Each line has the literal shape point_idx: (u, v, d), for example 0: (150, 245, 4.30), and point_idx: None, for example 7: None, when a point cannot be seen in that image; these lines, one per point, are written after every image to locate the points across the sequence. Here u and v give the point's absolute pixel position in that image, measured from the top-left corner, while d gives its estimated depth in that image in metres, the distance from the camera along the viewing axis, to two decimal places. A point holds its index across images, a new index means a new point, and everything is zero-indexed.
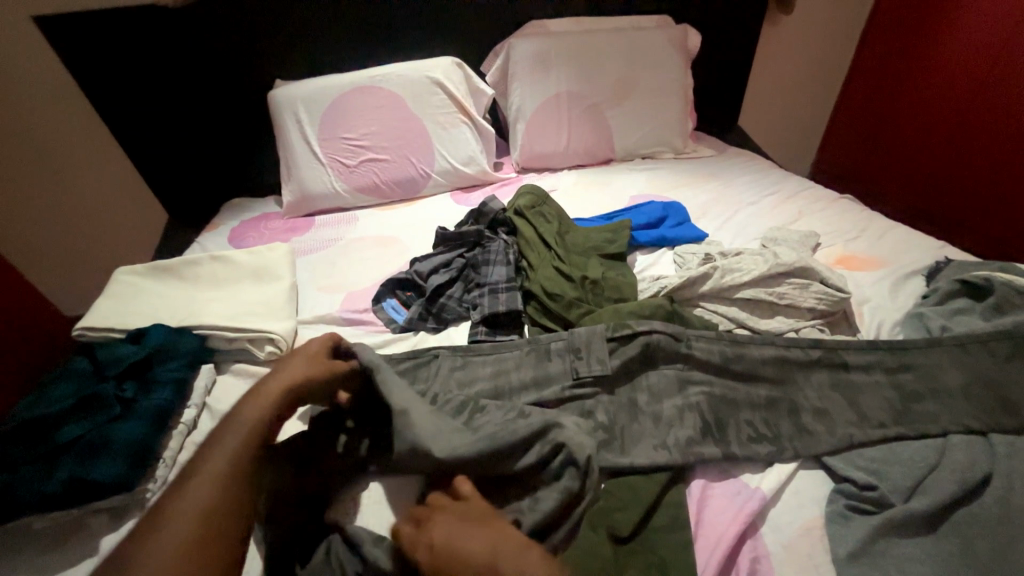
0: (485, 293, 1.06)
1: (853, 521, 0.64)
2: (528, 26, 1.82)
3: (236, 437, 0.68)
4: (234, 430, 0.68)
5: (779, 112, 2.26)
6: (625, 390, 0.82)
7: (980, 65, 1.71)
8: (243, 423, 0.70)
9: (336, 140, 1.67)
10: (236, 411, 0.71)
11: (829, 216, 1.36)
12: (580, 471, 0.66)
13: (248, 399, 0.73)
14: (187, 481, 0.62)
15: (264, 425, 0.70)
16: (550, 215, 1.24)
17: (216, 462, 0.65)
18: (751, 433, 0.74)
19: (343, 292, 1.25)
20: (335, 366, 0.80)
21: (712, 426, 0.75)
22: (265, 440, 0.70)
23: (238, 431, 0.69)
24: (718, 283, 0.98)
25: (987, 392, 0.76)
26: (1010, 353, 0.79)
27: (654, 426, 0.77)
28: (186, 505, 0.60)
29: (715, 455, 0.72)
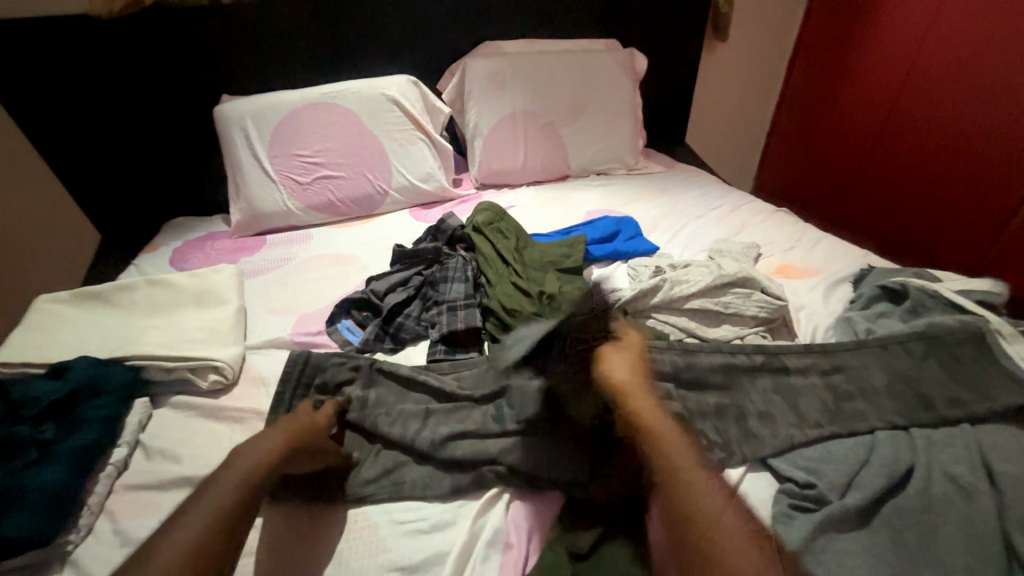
0: (443, 311, 1.05)
1: (796, 519, 0.67)
2: (482, 46, 1.86)
3: (232, 476, 0.67)
4: (234, 469, 0.68)
5: (723, 132, 2.41)
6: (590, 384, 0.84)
7: (891, 91, 1.91)
8: (244, 462, 0.69)
9: (288, 157, 1.62)
10: (233, 459, 0.70)
11: (769, 228, 1.45)
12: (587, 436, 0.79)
13: (247, 448, 0.71)
14: (180, 520, 0.62)
15: (260, 473, 0.68)
16: (507, 231, 1.26)
17: (206, 506, 0.63)
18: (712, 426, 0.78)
19: (295, 315, 1.20)
20: (327, 445, 0.77)
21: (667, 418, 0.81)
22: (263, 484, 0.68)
23: (236, 469, 0.68)
24: (668, 294, 1.01)
25: (908, 389, 0.82)
26: (923, 350, 0.87)
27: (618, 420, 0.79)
28: (180, 545, 0.59)
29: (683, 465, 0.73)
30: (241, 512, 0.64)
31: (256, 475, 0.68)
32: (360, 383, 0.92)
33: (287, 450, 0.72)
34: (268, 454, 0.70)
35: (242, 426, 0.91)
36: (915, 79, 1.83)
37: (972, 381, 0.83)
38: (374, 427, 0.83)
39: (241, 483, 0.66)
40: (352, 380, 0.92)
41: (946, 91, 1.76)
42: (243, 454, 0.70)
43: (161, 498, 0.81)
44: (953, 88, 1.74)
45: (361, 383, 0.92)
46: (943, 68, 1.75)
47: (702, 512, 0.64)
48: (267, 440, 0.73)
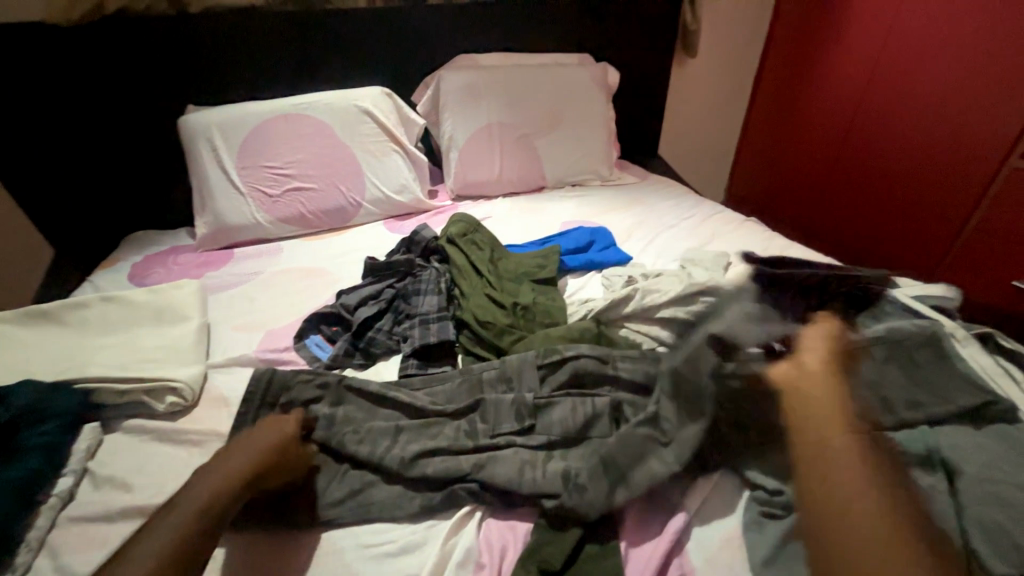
0: (415, 324, 1.03)
1: (766, 526, 0.68)
2: (456, 59, 1.87)
3: (200, 495, 0.65)
4: (203, 488, 0.66)
5: (694, 144, 2.48)
6: (565, 398, 0.84)
7: (850, 107, 2.02)
8: (214, 480, 0.67)
9: (257, 169, 1.58)
10: (203, 476, 0.67)
11: (738, 237, 1.49)
12: (564, 446, 0.79)
13: (218, 464, 0.69)
14: (140, 545, 0.59)
15: (231, 492, 0.66)
16: (482, 242, 1.25)
17: (170, 528, 0.61)
18: (691, 429, 0.75)
19: (262, 330, 1.16)
20: (300, 457, 0.76)
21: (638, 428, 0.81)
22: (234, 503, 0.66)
23: (205, 488, 0.66)
24: (640, 304, 1.02)
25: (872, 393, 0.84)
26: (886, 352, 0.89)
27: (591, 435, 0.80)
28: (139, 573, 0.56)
29: (655, 477, 0.72)
30: (201, 539, 0.61)
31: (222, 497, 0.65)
32: (328, 401, 0.89)
33: (261, 467, 0.70)
34: (241, 472, 0.68)
35: (201, 450, 0.86)
36: (871, 94, 1.94)
37: (930, 383, 0.85)
38: (340, 446, 0.80)
39: (205, 507, 0.63)
40: (320, 398, 0.89)
41: (900, 105, 1.86)
42: (213, 471, 0.68)
43: (109, 531, 0.75)
44: (906, 104, 1.84)
45: (330, 400, 0.89)
46: (896, 85, 1.85)
47: (830, 488, 0.65)
48: (237, 457, 0.70)
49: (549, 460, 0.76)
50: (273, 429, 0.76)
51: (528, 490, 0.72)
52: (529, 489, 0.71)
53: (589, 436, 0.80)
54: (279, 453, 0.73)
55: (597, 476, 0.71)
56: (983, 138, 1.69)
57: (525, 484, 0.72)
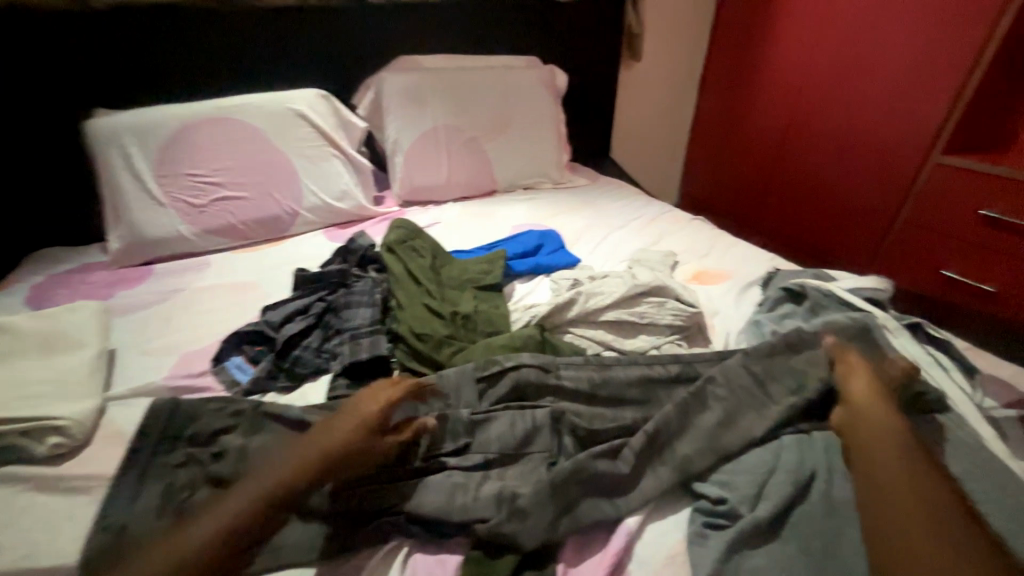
0: (346, 340, 0.95)
1: (710, 538, 0.63)
2: (398, 61, 1.80)
3: (284, 464, 0.69)
4: (296, 454, 0.70)
5: (645, 146, 2.51)
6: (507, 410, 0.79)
7: (788, 107, 2.09)
8: (302, 449, 0.71)
9: (178, 177, 1.45)
10: (301, 445, 0.72)
11: (686, 236, 1.50)
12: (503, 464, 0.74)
13: (314, 434, 0.73)
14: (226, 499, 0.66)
15: (310, 464, 0.69)
16: (422, 248, 1.19)
17: (249, 489, 0.66)
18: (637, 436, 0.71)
19: (177, 354, 1.05)
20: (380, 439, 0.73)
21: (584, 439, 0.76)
22: (312, 474, 0.69)
23: (296, 455, 0.70)
24: (583, 308, 0.99)
25: None
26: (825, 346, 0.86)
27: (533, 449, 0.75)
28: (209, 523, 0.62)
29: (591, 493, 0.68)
30: (276, 503, 0.66)
31: (305, 466, 0.69)
32: (241, 430, 0.79)
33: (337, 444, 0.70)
34: (322, 445, 0.70)
35: (89, 498, 0.75)
36: (807, 94, 2.01)
37: None
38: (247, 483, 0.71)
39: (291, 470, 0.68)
40: (233, 427, 0.79)
41: (833, 104, 1.94)
42: (307, 442, 0.72)
43: None
44: (840, 104, 1.92)
45: (244, 429, 0.79)
46: (829, 86, 1.94)
47: (914, 533, 0.57)
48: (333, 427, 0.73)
49: (486, 481, 0.71)
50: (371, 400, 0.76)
51: (457, 518, 0.66)
52: (459, 517, 0.65)
53: (529, 452, 0.75)
54: (362, 438, 0.72)
55: (541, 500, 0.65)
56: (909, 133, 1.77)
57: (457, 511, 0.66)
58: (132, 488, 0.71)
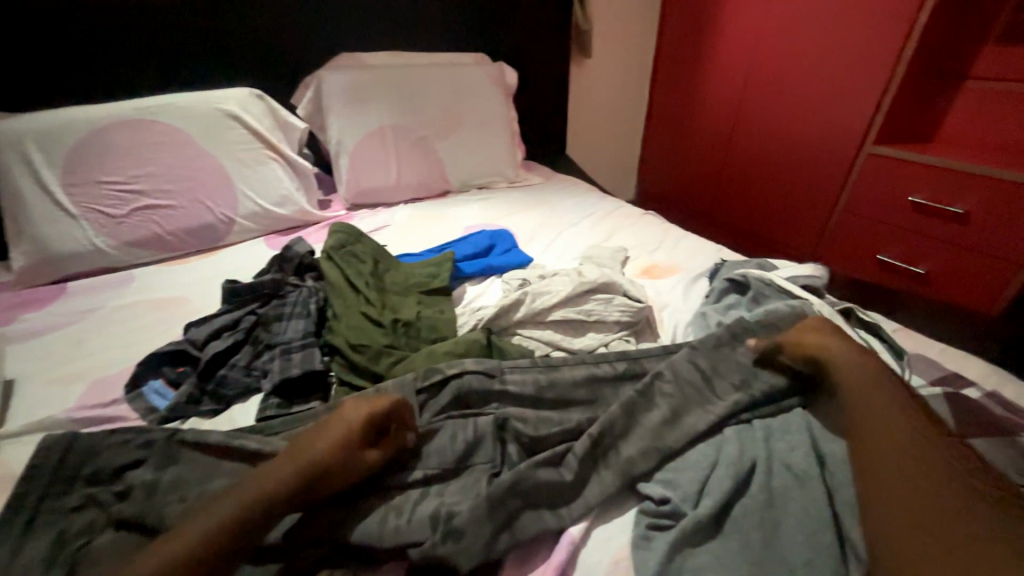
0: (277, 355, 0.89)
1: (654, 540, 0.62)
2: (338, 58, 1.73)
3: (262, 476, 0.61)
4: (277, 466, 0.62)
5: (600, 142, 2.53)
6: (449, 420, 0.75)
7: (734, 103, 2.15)
8: (285, 461, 0.62)
9: (92, 185, 1.32)
10: (282, 456, 0.63)
11: (638, 231, 1.50)
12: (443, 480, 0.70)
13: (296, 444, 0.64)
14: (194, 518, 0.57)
15: (291, 479, 0.61)
16: (362, 254, 1.13)
17: (223, 505, 0.58)
18: (582, 440, 0.69)
19: (88, 381, 0.95)
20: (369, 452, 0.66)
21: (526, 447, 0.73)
22: (294, 489, 0.60)
23: (277, 467, 0.62)
24: (530, 308, 0.96)
25: None
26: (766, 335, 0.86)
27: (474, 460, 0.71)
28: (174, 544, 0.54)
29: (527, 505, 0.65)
30: (244, 530, 0.56)
31: (282, 493, 0.60)
32: (152, 463, 0.72)
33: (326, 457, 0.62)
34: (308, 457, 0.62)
35: None
36: (750, 89, 2.07)
37: None
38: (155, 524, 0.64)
39: (260, 499, 0.58)
40: (143, 460, 0.72)
41: (774, 98, 2.01)
42: (288, 454, 0.63)
43: None
44: (780, 99, 1.99)
45: (156, 461, 0.72)
46: (769, 80, 2.00)
47: (900, 478, 0.59)
48: (314, 446, 0.63)
49: (423, 501, 0.66)
50: (357, 413, 0.67)
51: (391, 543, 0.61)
52: (392, 541, 0.61)
53: (471, 464, 0.71)
54: (348, 451, 0.64)
55: (479, 519, 0.61)
56: (842, 126, 1.84)
57: (394, 537, 0.61)
58: (19, 539, 0.63)
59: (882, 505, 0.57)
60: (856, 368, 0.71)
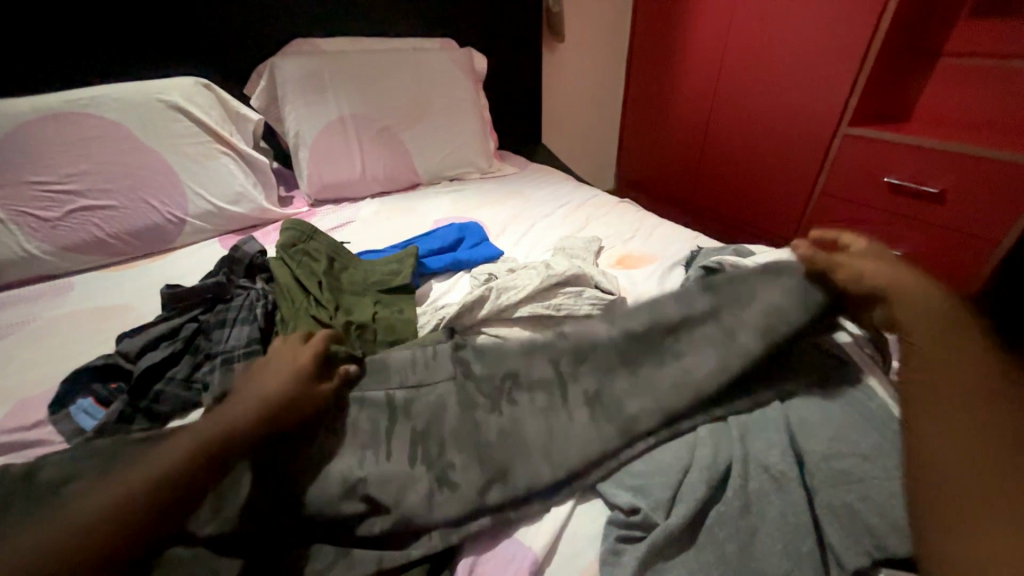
0: (216, 366, 0.81)
1: (623, 555, 0.57)
2: (292, 45, 1.63)
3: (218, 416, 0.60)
4: (233, 405, 0.62)
5: (577, 129, 2.46)
6: (406, 431, 0.69)
7: (710, 87, 2.10)
8: (240, 400, 0.63)
9: (18, 186, 1.20)
10: (238, 395, 0.64)
11: (612, 220, 1.45)
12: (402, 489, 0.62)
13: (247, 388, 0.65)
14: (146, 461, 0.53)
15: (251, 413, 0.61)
16: (315, 252, 1.05)
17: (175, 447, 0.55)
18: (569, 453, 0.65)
19: (8, 401, 0.85)
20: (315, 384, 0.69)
21: (485, 461, 0.64)
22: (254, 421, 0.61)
23: (235, 405, 0.62)
24: (495, 305, 0.90)
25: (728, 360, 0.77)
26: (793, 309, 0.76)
27: (419, 477, 0.63)
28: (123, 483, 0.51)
29: (484, 523, 0.60)
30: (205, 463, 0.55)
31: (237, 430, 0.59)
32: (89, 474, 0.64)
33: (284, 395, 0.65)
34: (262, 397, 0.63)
35: None
36: (727, 68, 2.01)
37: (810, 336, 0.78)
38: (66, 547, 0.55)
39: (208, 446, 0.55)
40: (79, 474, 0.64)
41: (751, 78, 1.96)
42: (240, 395, 0.64)
43: None
44: (757, 83, 1.95)
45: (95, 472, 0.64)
46: (745, 59, 1.95)
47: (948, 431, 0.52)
48: (253, 394, 0.64)
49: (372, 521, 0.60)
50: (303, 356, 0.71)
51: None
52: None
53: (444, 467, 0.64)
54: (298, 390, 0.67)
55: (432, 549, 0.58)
56: (819, 109, 1.80)
57: (333, 567, 0.57)
58: None
59: (922, 434, 0.54)
60: (924, 290, 0.65)
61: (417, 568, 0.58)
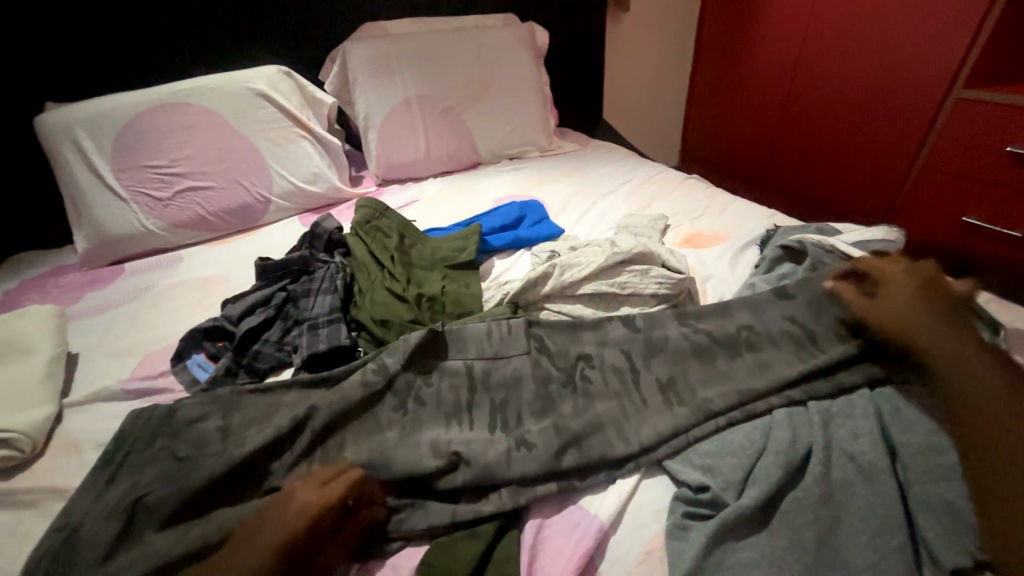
0: (304, 331, 0.89)
1: (690, 531, 0.57)
2: (361, 30, 1.69)
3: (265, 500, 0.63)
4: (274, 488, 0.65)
5: (641, 102, 2.35)
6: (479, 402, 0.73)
7: (793, 50, 1.90)
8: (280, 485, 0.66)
9: (138, 169, 1.37)
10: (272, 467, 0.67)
11: (679, 198, 1.38)
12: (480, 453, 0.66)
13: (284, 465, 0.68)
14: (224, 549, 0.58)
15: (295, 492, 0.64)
16: (388, 228, 1.11)
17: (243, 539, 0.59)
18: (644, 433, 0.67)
19: (139, 355, 1.00)
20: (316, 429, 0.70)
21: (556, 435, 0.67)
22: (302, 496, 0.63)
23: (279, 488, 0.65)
24: (559, 281, 0.91)
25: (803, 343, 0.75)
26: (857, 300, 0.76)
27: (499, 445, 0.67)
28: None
29: (552, 489, 0.63)
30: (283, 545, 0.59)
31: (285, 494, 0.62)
32: (215, 415, 0.75)
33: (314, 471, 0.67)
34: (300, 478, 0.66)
35: (38, 512, 0.71)
36: (815, 27, 1.81)
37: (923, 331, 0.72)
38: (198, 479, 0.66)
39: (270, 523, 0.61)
40: (206, 416, 0.75)
41: (843, 37, 1.75)
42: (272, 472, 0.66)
43: None
44: (849, 42, 1.74)
45: (217, 416, 0.75)
46: (838, 15, 1.74)
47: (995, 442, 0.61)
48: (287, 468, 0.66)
49: (454, 478, 0.65)
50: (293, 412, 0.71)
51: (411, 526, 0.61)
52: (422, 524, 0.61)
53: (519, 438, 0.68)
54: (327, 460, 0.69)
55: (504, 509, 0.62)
56: (926, 70, 1.59)
57: (412, 516, 0.62)
58: (95, 492, 0.66)
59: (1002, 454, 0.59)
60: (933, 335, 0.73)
61: (488, 523, 0.61)
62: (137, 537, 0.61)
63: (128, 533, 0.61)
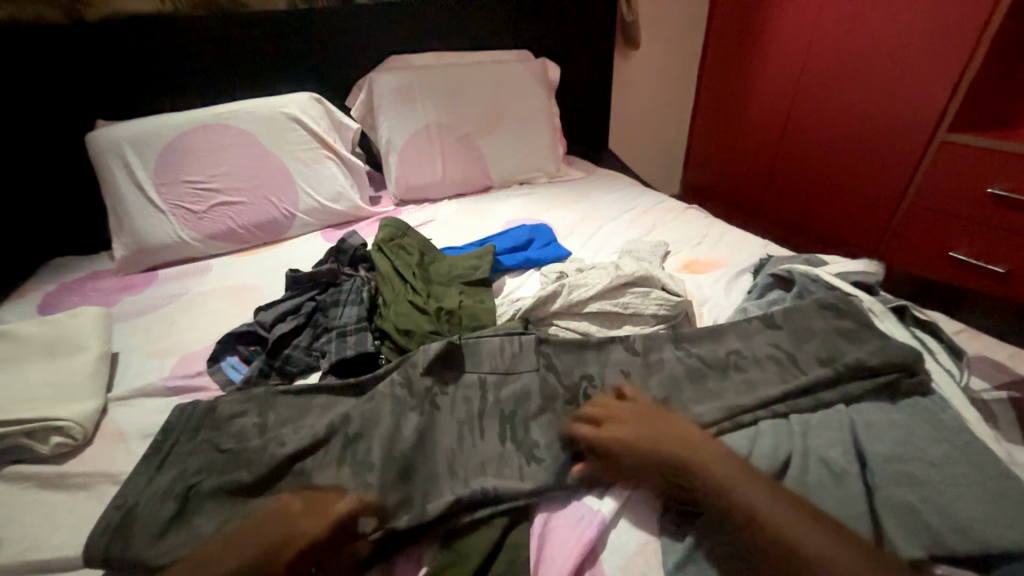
0: (333, 338, 0.98)
1: (682, 528, 0.66)
2: (387, 61, 1.83)
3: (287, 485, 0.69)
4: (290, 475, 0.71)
5: (645, 133, 2.47)
6: (494, 410, 0.81)
7: (789, 91, 2.03)
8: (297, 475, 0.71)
9: (177, 184, 1.48)
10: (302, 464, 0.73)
11: (679, 226, 1.48)
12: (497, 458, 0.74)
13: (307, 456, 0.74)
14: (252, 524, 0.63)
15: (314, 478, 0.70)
16: (409, 246, 1.20)
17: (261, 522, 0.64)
18: None
19: (176, 355, 1.08)
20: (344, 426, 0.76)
21: (565, 444, 0.75)
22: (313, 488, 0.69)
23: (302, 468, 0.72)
24: (567, 300, 0.99)
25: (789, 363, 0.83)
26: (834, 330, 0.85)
27: (511, 456, 0.74)
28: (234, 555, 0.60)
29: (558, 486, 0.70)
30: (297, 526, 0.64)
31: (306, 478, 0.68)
32: (252, 412, 0.83)
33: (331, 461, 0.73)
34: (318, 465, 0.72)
35: (90, 494, 0.78)
36: (809, 70, 1.95)
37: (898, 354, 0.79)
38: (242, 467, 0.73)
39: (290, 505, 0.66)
40: (244, 412, 0.83)
41: (835, 80, 1.88)
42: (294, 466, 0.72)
43: None
44: (841, 86, 1.87)
45: (254, 413, 0.83)
46: (830, 60, 1.87)
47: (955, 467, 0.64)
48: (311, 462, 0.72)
49: (473, 476, 0.72)
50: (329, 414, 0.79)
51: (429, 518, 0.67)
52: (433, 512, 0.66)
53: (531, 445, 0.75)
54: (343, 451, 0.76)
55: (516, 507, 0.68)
56: (912, 113, 1.71)
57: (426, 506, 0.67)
58: (147, 476, 0.73)
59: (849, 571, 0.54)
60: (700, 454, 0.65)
61: (501, 517, 0.68)
62: (189, 516, 0.69)
63: (182, 512, 0.69)
